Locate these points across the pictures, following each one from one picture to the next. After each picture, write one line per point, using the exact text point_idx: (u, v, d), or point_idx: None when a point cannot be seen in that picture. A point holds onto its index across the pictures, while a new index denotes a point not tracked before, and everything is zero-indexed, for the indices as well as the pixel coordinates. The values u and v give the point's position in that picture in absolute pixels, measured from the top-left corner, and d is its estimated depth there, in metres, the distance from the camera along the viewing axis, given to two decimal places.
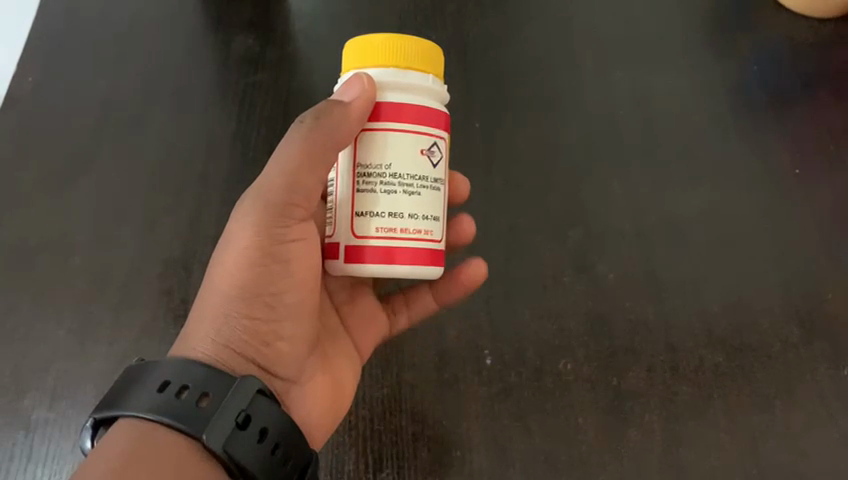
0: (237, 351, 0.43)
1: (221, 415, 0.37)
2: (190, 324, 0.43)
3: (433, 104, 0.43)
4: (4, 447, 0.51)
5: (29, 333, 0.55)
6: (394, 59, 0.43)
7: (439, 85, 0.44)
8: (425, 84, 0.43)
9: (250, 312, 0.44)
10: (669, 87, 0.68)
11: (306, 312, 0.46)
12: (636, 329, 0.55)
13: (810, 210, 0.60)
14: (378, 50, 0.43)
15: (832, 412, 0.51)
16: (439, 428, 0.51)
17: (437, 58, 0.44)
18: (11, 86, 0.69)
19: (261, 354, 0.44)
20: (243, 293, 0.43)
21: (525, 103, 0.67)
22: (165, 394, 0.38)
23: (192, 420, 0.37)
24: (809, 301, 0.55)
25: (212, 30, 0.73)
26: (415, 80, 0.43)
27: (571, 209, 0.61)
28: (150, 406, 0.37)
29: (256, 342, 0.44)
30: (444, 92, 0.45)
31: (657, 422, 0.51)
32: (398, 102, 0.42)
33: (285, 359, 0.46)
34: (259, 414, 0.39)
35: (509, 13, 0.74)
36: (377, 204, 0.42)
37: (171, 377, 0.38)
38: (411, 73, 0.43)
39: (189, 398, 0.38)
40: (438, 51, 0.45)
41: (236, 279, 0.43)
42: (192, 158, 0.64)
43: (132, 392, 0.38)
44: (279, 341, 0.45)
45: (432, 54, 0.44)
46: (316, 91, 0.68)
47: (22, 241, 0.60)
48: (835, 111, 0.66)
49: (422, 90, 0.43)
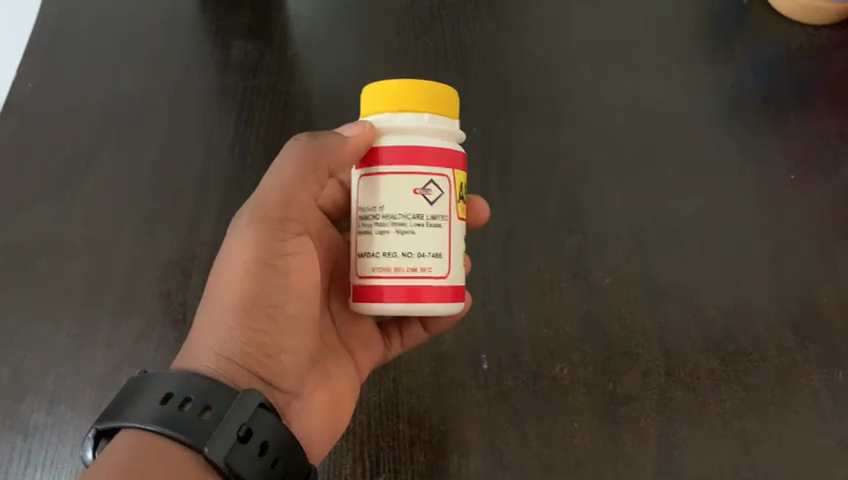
0: (242, 364, 0.43)
1: (223, 428, 0.38)
2: (190, 338, 0.43)
3: (431, 142, 0.43)
4: (4, 449, 0.51)
5: (29, 336, 0.56)
6: (392, 102, 0.44)
7: (439, 122, 0.44)
8: (414, 124, 0.44)
9: (254, 324, 0.44)
10: (666, 92, 0.68)
11: (306, 326, 0.47)
12: (632, 334, 0.55)
13: (806, 215, 0.61)
14: (381, 92, 0.45)
15: (827, 416, 0.51)
16: (437, 431, 0.52)
17: (435, 93, 0.44)
18: (11, 90, 0.69)
19: (265, 367, 0.44)
20: (246, 306, 0.44)
21: (523, 108, 0.67)
22: (168, 406, 0.38)
23: (196, 433, 0.37)
24: (804, 305, 0.56)
25: (211, 34, 0.74)
26: (406, 122, 0.44)
27: (568, 214, 0.61)
28: (153, 418, 0.37)
29: (261, 355, 0.44)
30: (445, 128, 0.44)
31: (652, 425, 0.51)
32: (389, 144, 0.44)
33: (286, 374, 0.46)
34: (261, 427, 0.39)
35: (507, 18, 0.74)
36: (373, 245, 0.44)
37: (174, 389, 0.39)
38: (406, 115, 0.44)
39: (192, 411, 0.38)
40: (439, 87, 0.45)
41: (238, 292, 0.44)
42: (191, 161, 0.65)
43: (135, 404, 0.38)
44: (282, 354, 0.45)
45: (431, 93, 0.44)
46: (315, 95, 0.68)
47: (22, 244, 0.60)
48: (830, 116, 0.66)
49: (412, 130, 0.44)
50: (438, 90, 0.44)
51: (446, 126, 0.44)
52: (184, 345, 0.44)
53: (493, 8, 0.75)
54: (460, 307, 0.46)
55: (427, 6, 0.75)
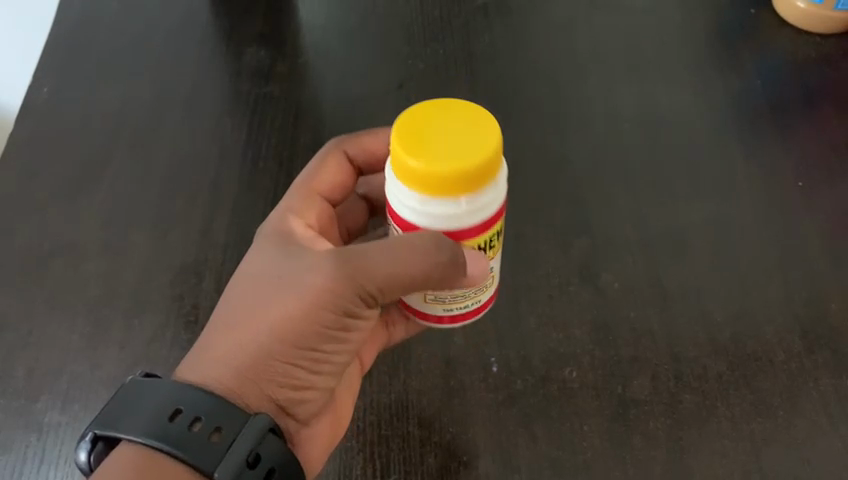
0: (265, 391, 0.43)
1: (233, 453, 0.38)
2: (223, 345, 0.43)
3: (451, 226, 0.41)
4: (18, 447, 0.52)
5: (43, 336, 0.56)
6: (426, 190, 0.39)
7: (444, 208, 0.40)
8: (419, 209, 0.40)
9: (294, 360, 0.43)
10: (675, 100, 0.69)
11: (338, 371, 0.47)
12: (641, 338, 0.55)
13: (814, 221, 0.61)
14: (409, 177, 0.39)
15: (834, 420, 0.51)
16: (446, 434, 0.52)
17: (442, 177, 0.38)
18: (27, 97, 0.70)
19: (287, 399, 0.45)
20: (297, 344, 0.43)
21: (531, 115, 0.68)
22: (178, 425, 0.38)
23: (204, 459, 0.37)
24: (811, 310, 0.56)
25: (224, 40, 0.74)
26: (419, 207, 0.40)
27: (576, 219, 0.62)
28: (162, 436, 0.37)
29: (288, 388, 0.44)
30: (449, 211, 0.40)
31: (661, 430, 0.51)
32: (397, 209, 0.42)
33: (303, 406, 0.46)
34: (269, 449, 0.39)
35: (517, 26, 0.75)
36: None
37: (183, 404, 0.39)
38: (438, 202, 0.39)
39: (201, 432, 0.38)
40: (444, 171, 0.38)
41: (297, 332, 0.43)
42: (203, 166, 0.65)
43: (140, 416, 0.38)
44: (310, 389, 0.46)
45: (432, 179, 0.38)
46: (326, 103, 0.69)
47: (38, 247, 0.61)
48: (836, 124, 0.67)
49: (420, 214, 0.40)
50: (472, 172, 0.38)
51: (450, 211, 0.40)
52: (197, 344, 0.44)
53: (502, 15, 0.76)
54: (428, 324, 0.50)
55: (437, 15, 0.76)
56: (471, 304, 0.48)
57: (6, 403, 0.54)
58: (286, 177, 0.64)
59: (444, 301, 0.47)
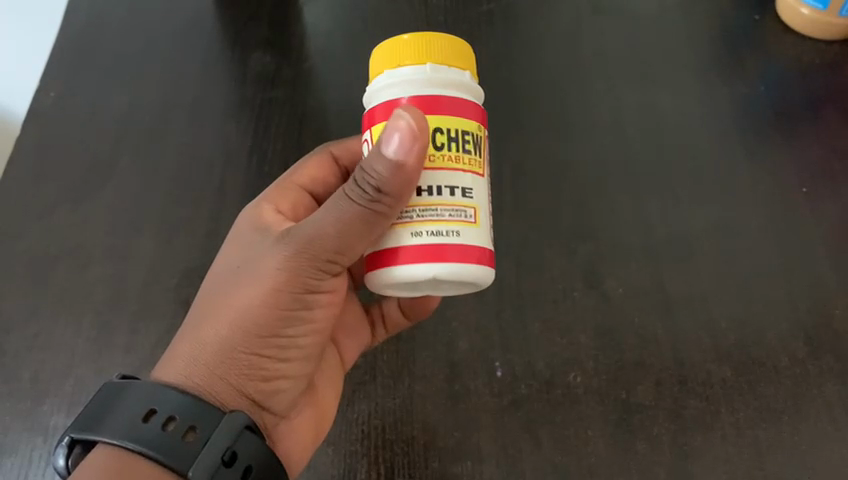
0: (233, 383, 0.43)
1: (207, 451, 0.38)
2: (186, 343, 0.43)
3: (422, 92, 0.40)
4: (24, 449, 0.52)
5: (49, 339, 0.57)
6: (402, 55, 0.41)
7: (422, 71, 0.40)
8: (398, 79, 0.41)
9: (261, 350, 0.43)
10: (679, 105, 0.69)
11: (311, 354, 0.47)
12: (646, 344, 0.55)
13: (819, 228, 0.61)
14: (389, 52, 0.41)
15: (839, 426, 0.51)
16: (450, 439, 0.52)
17: (421, 38, 0.41)
18: (33, 101, 0.71)
19: (259, 389, 0.44)
20: (261, 333, 0.43)
21: (535, 120, 0.68)
22: (151, 425, 0.38)
23: (175, 456, 0.37)
24: (815, 316, 0.56)
25: (229, 45, 0.75)
26: (403, 75, 0.40)
27: (580, 225, 0.62)
28: (133, 438, 0.37)
29: (258, 378, 0.44)
30: (425, 74, 0.40)
31: (664, 435, 0.51)
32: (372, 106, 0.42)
33: (277, 396, 0.46)
34: (244, 447, 0.40)
35: (522, 31, 0.75)
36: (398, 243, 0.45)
37: (157, 405, 0.39)
38: (411, 68, 0.40)
39: (176, 431, 0.38)
40: (423, 34, 0.41)
41: (258, 316, 0.43)
42: (208, 171, 0.66)
43: (115, 417, 0.38)
44: (280, 378, 0.45)
45: (412, 45, 0.41)
46: (330, 107, 0.69)
47: (44, 250, 0.61)
48: (839, 130, 0.67)
49: (398, 83, 0.41)
50: (437, 37, 0.41)
51: (427, 72, 0.40)
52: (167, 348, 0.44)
53: (506, 20, 0.76)
54: (403, 271, 0.40)
55: (441, 19, 0.76)
56: (463, 229, 0.40)
57: (12, 405, 0.54)
58: None
59: (413, 219, 0.40)
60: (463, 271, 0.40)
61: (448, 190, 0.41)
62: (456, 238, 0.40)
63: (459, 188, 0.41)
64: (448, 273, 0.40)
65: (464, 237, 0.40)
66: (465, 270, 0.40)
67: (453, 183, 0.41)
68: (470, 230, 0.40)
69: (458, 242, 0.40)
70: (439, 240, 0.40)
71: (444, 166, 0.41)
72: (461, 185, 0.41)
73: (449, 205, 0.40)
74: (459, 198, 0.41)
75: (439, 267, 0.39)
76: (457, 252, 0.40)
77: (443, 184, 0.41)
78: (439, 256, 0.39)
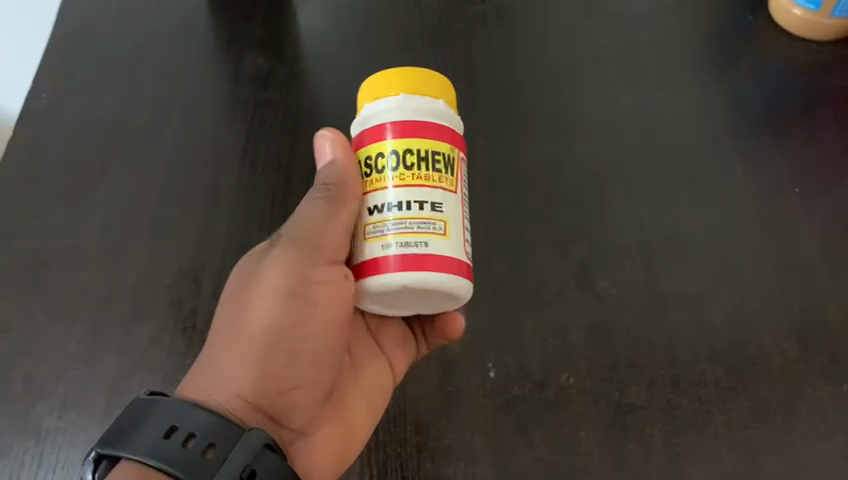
0: (250, 398, 0.45)
1: (226, 468, 0.38)
2: (204, 358, 0.45)
3: (395, 120, 0.44)
4: (16, 451, 0.52)
5: (42, 340, 0.57)
6: (379, 89, 0.45)
7: (398, 101, 0.44)
8: (377, 109, 0.45)
9: (270, 358, 0.45)
10: (672, 106, 0.69)
11: (326, 362, 0.49)
12: (638, 345, 0.55)
13: (812, 228, 0.61)
14: (369, 87, 0.45)
15: (832, 427, 0.51)
16: (443, 440, 0.52)
17: (399, 73, 0.45)
18: (27, 102, 0.71)
19: (273, 403, 0.46)
20: (268, 339, 0.45)
21: (529, 120, 0.68)
22: (172, 441, 0.38)
23: (195, 472, 0.37)
24: (808, 317, 0.56)
25: (223, 46, 0.75)
26: (381, 105, 0.44)
27: (573, 225, 0.62)
28: (155, 453, 0.38)
29: (271, 389, 0.46)
30: (400, 103, 0.44)
31: (657, 435, 0.51)
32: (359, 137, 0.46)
33: (296, 409, 0.48)
34: (265, 466, 0.39)
35: (516, 32, 0.75)
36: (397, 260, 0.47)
37: (179, 422, 0.39)
38: (386, 99, 0.44)
39: (195, 448, 0.38)
40: (402, 69, 0.45)
41: (256, 324, 0.45)
42: (203, 172, 0.66)
43: (140, 431, 0.39)
44: (296, 390, 0.47)
45: (390, 79, 0.45)
46: (324, 108, 0.69)
47: (38, 251, 0.61)
48: (832, 131, 0.67)
49: (378, 114, 0.44)
50: (418, 73, 0.45)
51: (401, 101, 0.44)
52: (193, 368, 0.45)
53: (500, 21, 0.76)
54: (378, 282, 0.43)
55: (435, 21, 0.76)
56: (431, 240, 0.42)
57: (4, 407, 0.54)
58: (285, 181, 0.64)
59: (384, 233, 0.43)
60: (430, 278, 0.42)
61: (417, 204, 0.43)
62: (422, 249, 0.42)
63: (428, 202, 0.43)
64: (418, 280, 0.42)
65: (432, 247, 0.42)
66: (433, 277, 0.42)
67: (423, 198, 0.43)
68: (438, 241, 0.42)
69: (427, 252, 0.42)
70: (408, 250, 0.42)
71: (412, 183, 0.43)
72: (430, 199, 0.43)
73: (417, 218, 0.42)
74: (428, 211, 0.43)
75: (407, 275, 0.42)
76: (426, 262, 0.42)
77: (412, 199, 0.43)
78: (406, 266, 0.42)
